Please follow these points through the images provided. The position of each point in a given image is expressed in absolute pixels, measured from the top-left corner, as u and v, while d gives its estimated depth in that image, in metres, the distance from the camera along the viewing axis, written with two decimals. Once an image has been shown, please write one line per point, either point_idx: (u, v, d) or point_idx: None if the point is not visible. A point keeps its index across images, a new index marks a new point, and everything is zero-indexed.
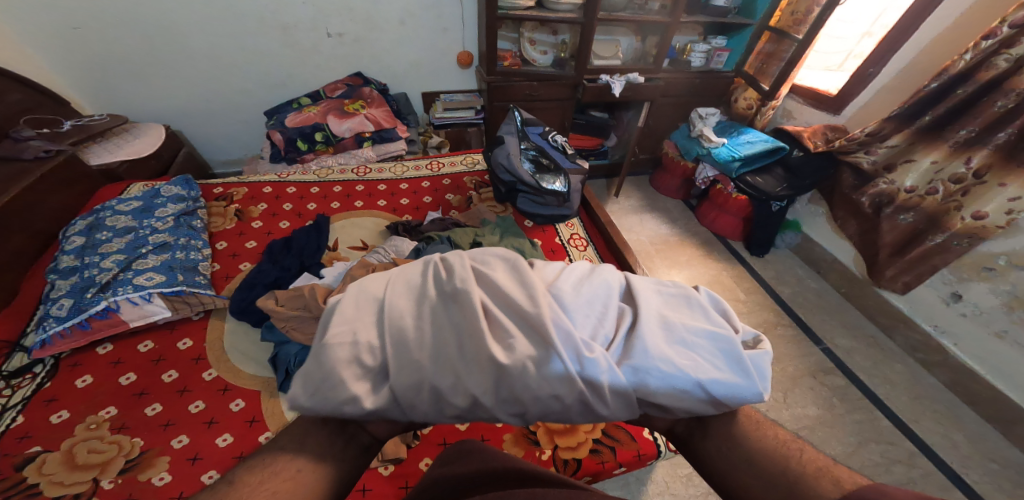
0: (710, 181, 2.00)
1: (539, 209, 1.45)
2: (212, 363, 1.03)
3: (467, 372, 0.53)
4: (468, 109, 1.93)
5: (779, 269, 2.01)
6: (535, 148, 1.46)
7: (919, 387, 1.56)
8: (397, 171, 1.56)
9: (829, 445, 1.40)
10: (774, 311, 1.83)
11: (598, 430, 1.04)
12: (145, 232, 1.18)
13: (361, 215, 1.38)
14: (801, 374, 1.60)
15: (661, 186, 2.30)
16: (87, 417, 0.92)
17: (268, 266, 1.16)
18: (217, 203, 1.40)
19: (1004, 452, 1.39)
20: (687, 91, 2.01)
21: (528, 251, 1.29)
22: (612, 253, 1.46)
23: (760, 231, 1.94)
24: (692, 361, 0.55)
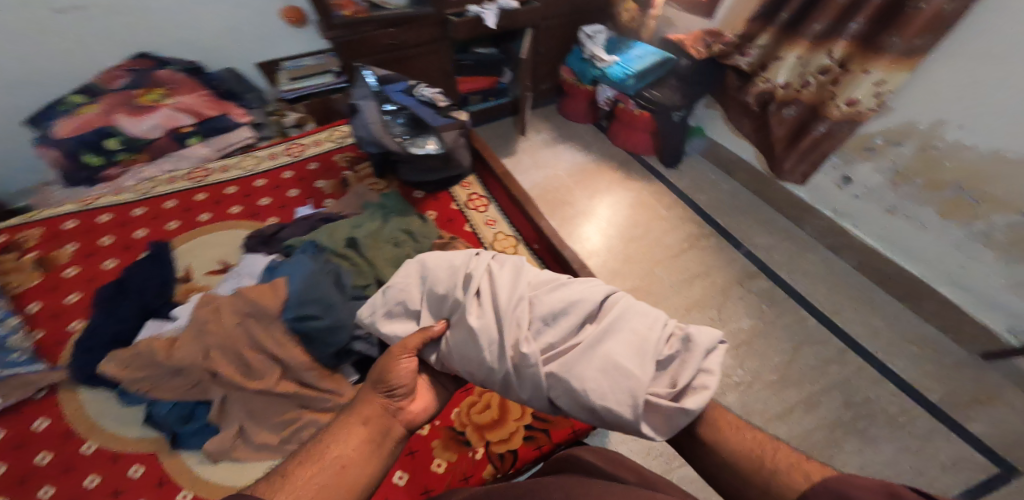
0: (612, 101, 1.90)
1: (425, 175, 1.34)
2: (85, 436, 0.90)
3: (456, 328, 0.79)
4: (325, 73, 1.71)
5: (694, 178, 2.01)
6: (404, 109, 1.28)
7: (834, 275, 1.65)
8: (246, 166, 1.39)
9: (768, 356, 1.47)
10: (696, 223, 1.85)
11: (528, 415, 1.11)
12: None
13: (217, 231, 1.22)
14: (730, 284, 1.65)
15: (569, 110, 2.17)
16: None
17: (103, 318, 0.99)
18: (5, 256, 1.14)
19: (914, 330, 1.50)
20: (569, 9, 1.82)
21: (416, 227, 1.20)
22: (515, 207, 1.41)
23: (671, 142, 1.92)
24: (606, 365, 0.71)
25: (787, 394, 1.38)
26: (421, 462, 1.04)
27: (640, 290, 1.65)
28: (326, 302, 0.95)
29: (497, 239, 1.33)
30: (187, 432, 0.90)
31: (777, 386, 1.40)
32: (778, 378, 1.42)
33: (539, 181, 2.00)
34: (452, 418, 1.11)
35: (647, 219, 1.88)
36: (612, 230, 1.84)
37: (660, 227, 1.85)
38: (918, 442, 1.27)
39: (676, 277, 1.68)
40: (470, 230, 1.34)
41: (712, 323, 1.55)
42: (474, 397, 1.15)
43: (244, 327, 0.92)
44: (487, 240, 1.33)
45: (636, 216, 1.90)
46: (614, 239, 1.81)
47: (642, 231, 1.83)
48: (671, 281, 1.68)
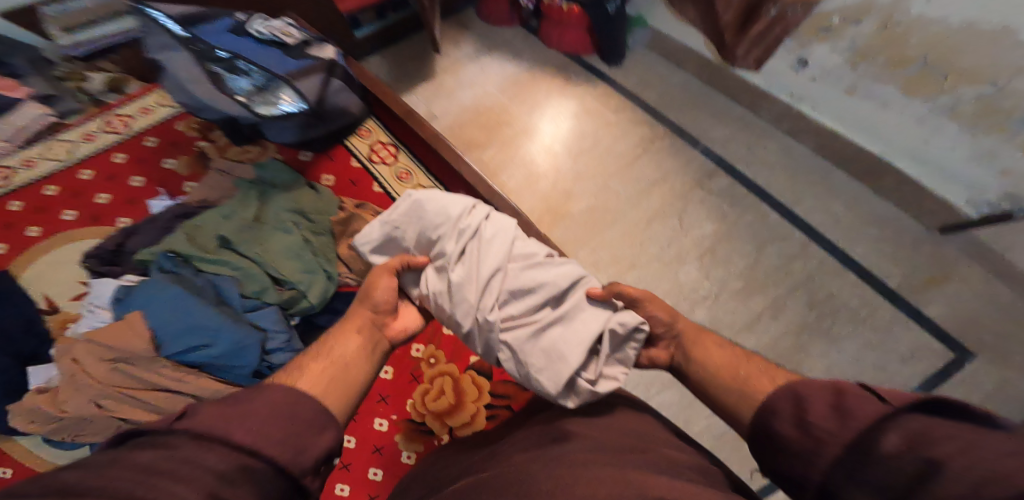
0: None
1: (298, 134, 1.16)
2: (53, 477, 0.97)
3: (433, 275, 0.97)
4: (119, 15, 1.39)
5: (643, 74, 1.78)
6: (236, 55, 1.06)
7: (794, 162, 1.56)
8: (58, 154, 1.27)
9: (732, 263, 1.44)
10: (649, 124, 1.69)
11: (483, 394, 1.21)
12: None
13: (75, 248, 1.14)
14: (689, 188, 1.56)
15: (491, 15, 1.87)
16: None
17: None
18: None
19: (872, 212, 1.46)
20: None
21: (305, 207, 1.14)
22: (431, 152, 1.30)
23: (607, 42, 1.66)
24: (544, 332, 0.89)
25: (753, 300, 1.38)
26: (390, 458, 1.12)
27: (596, 211, 1.55)
28: (212, 329, 0.96)
29: None
30: None
31: (743, 294, 1.39)
32: (744, 284, 1.40)
33: (470, 104, 1.74)
34: (410, 409, 1.18)
35: (597, 128, 1.70)
36: (558, 146, 1.66)
37: (609, 135, 1.68)
38: (878, 335, 1.31)
39: (630, 190, 1.58)
40: (382, 190, 1.24)
41: (673, 234, 1.49)
42: (427, 385, 1.21)
43: (119, 372, 0.91)
44: (404, 199, 1.24)
45: (583, 125, 1.71)
46: (563, 158, 1.65)
47: (592, 142, 1.67)
48: (626, 193, 1.57)
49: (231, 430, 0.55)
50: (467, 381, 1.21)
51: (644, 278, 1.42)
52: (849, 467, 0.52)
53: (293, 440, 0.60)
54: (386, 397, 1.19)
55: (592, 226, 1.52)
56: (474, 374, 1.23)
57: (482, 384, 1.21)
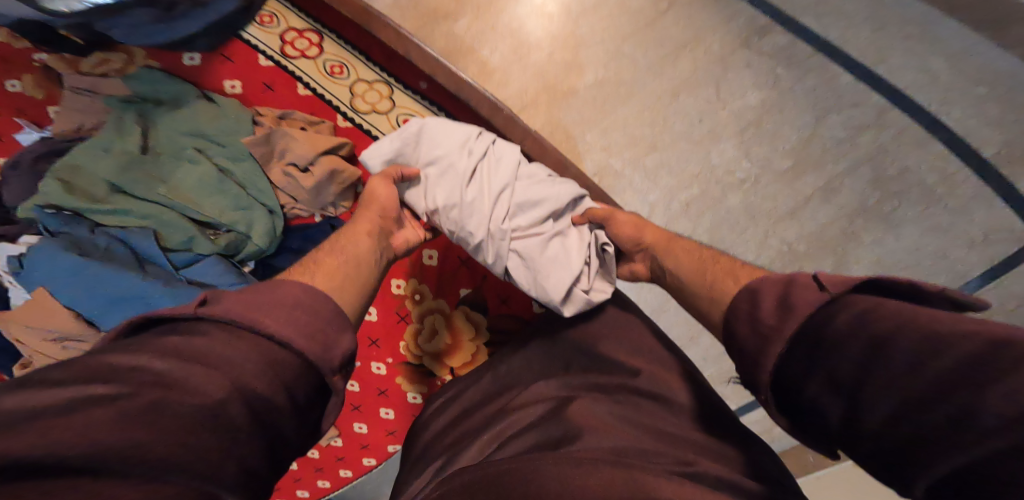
0: None
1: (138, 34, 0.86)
2: None
3: (436, 189, 0.87)
4: None
5: None
6: None
7: (883, 5, 1.07)
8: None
9: (781, 137, 1.12)
10: None
11: (481, 332, 1.13)
12: None
13: None
14: (730, 51, 1.16)
15: None
16: None
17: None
18: None
19: (995, 63, 0.99)
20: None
21: (206, 128, 0.90)
22: (369, 37, 0.99)
23: None
24: (552, 246, 0.85)
25: (802, 181, 1.11)
26: (396, 399, 1.17)
27: (607, 84, 1.22)
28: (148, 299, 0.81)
29: (357, 96, 0.98)
30: None
31: (789, 176, 1.11)
32: (791, 164, 1.11)
33: None
34: (407, 353, 1.15)
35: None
36: (553, 6, 1.25)
37: None
38: (953, 216, 1.02)
39: (649, 59, 1.21)
40: (314, 94, 0.97)
41: (707, 107, 1.16)
42: (419, 326, 1.14)
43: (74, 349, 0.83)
44: (345, 102, 0.98)
45: None
46: (560, 22, 1.25)
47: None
48: (646, 60, 1.21)
49: (244, 319, 0.47)
50: (460, 317, 1.13)
51: (670, 159, 1.18)
52: (809, 359, 0.47)
53: (316, 338, 0.51)
54: (378, 341, 1.15)
55: (603, 102, 1.22)
56: (466, 310, 1.14)
57: (476, 319, 1.13)
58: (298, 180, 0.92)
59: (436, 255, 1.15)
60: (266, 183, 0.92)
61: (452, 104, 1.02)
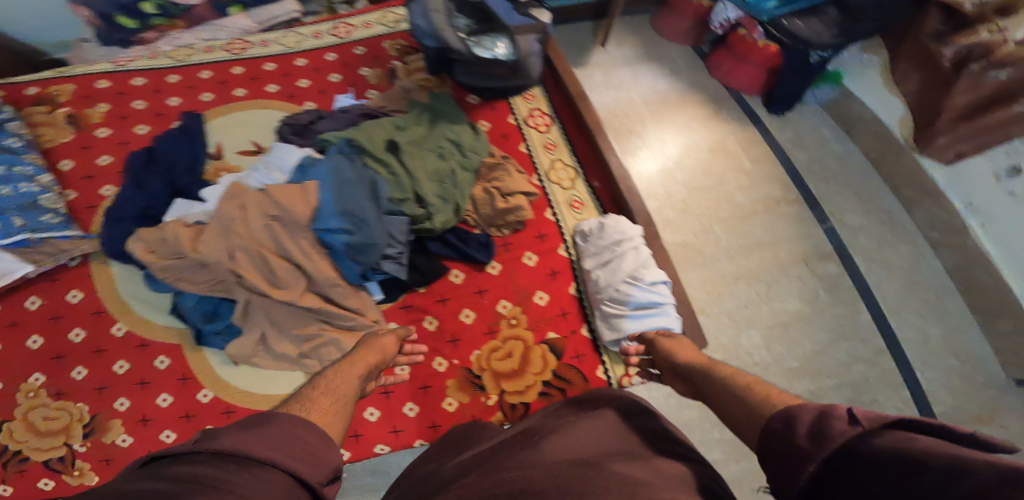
0: (730, 24, 1.74)
1: (482, 83, 1.17)
2: (118, 316, 1.07)
3: (592, 240, 1.20)
4: None
5: (801, 131, 1.79)
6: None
7: (918, 271, 1.52)
8: (289, 42, 1.24)
9: (800, 343, 1.41)
10: (783, 186, 1.69)
11: (548, 372, 1.09)
12: None
13: (247, 107, 1.15)
14: (793, 260, 1.54)
15: (665, 31, 1.96)
16: (21, 386, 0.98)
17: (134, 192, 0.97)
18: (38, 109, 1.10)
19: (972, 343, 1.41)
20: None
21: (464, 141, 1.15)
22: (580, 136, 1.34)
23: (788, 84, 1.68)
24: (629, 314, 1.11)
25: (801, 381, 1.35)
26: (435, 400, 1.05)
27: (689, 248, 1.55)
28: (358, 217, 0.94)
29: (553, 168, 1.27)
30: (210, 330, 1.03)
31: (794, 373, 1.36)
32: (799, 365, 1.38)
33: (609, 104, 1.84)
34: (473, 358, 1.09)
35: (725, 169, 1.72)
36: (679, 174, 1.70)
37: (737, 182, 1.69)
38: None
39: (738, 241, 1.57)
40: (526, 151, 1.26)
41: (757, 297, 1.48)
42: (497, 341, 1.10)
43: (268, 231, 0.94)
44: (542, 167, 1.27)
45: (712, 163, 1.74)
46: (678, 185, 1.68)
47: (714, 183, 1.68)
48: (727, 244, 1.57)
49: (246, 449, 0.46)
50: (536, 352, 1.10)
51: (711, 326, 1.41)
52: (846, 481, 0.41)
53: (315, 463, 0.52)
54: (458, 341, 1.10)
55: (683, 260, 1.52)
56: (545, 348, 1.12)
57: (548, 359, 1.11)
58: (494, 199, 1.15)
59: (547, 298, 1.16)
60: (470, 196, 1.14)
61: (613, 207, 1.28)
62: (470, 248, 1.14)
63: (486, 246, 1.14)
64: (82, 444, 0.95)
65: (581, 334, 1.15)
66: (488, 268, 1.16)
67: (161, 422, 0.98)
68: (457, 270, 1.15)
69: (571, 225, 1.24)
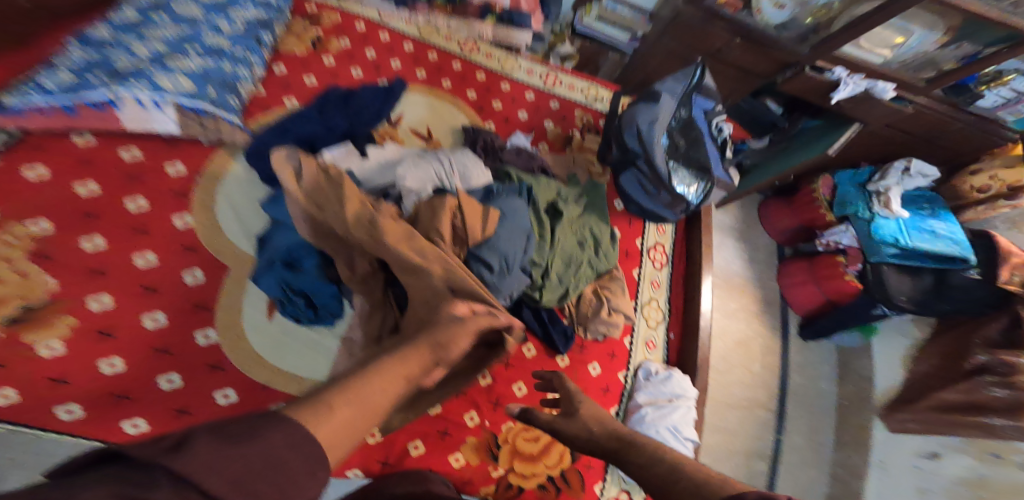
0: (833, 248, 1.74)
1: (641, 196, 1.22)
2: (192, 210, 1.00)
3: (651, 377, 1.19)
4: (625, 30, 1.38)
5: (808, 359, 1.93)
6: (682, 120, 1.21)
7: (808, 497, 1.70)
8: (506, 65, 1.35)
9: None
10: (769, 394, 1.84)
11: (558, 469, 1.08)
12: (201, 28, 1.08)
13: (444, 100, 1.27)
14: (739, 452, 1.72)
15: (772, 215, 2.06)
16: (14, 226, 0.86)
17: (312, 116, 1.05)
18: (301, 21, 1.24)
19: None
20: (925, 132, 1.54)
21: (604, 243, 1.16)
22: (682, 288, 1.37)
23: (831, 320, 1.76)
24: None
25: None
26: (445, 447, 1.02)
27: None
28: (506, 260, 0.95)
29: (647, 304, 1.30)
30: (276, 274, 0.93)
31: None
32: None
33: None
34: (501, 427, 1.07)
35: (739, 362, 1.86)
36: None
37: (739, 376, 1.84)
38: None
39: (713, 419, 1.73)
40: (636, 276, 1.31)
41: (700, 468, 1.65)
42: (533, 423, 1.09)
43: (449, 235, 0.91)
44: (640, 297, 1.30)
45: (731, 354, 1.87)
46: None
47: (726, 367, 1.83)
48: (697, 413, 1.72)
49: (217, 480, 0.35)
50: (557, 447, 1.09)
51: None
52: None
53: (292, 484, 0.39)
54: (498, 405, 1.09)
55: None
56: (566, 447, 1.10)
57: (564, 458, 1.09)
58: (600, 306, 1.17)
59: None
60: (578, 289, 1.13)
61: (677, 364, 1.29)
62: (554, 333, 1.15)
63: (568, 339, 1.15)
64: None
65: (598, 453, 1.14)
66: (558, 358, 1.17)
67: (120, 345, 0.85)
68: (532, 345, 1.17)
69: (638, 361, 1.23)
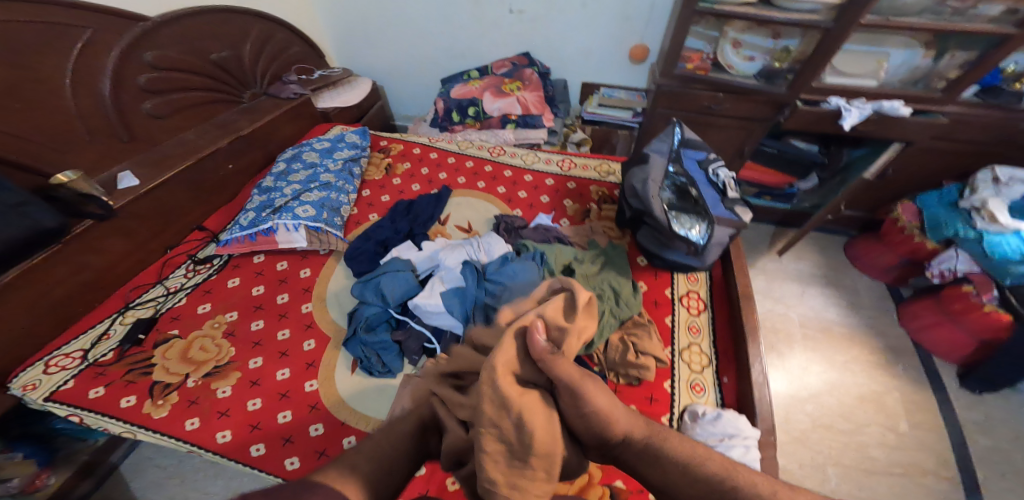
0: (955, 276, 1.56)
1: (662, 249, 1.31)
2: (313, 298, 1.18)
3: (693, 416, 1.06)
4: (626, 109, 1.71)
5: (993, 416, 1.49)
6: (685, 176, 1.33)
7: None
8: (527, 159, 1.58)
9: None
10: (942, 460, 1.40)
11: None
12: (319, 170, 1.40)
13: (476, 196, 1.46)
14: None
15: (865, 255, 1.87)
16: (215, 316, 1.13)
17: (386, 225, 1.31)
18: (377, 154, 1.58)
19: None
20: (990, 137, 1.52)
21: (623, 291, 1.20)
22: (726, 331, 1.28)
23: (994, 366, 1.45)
24: None
25: None
26: None
27: (806, 466, 1.39)
28: None
29: (688, 349, 1.21)
30: (362, 340, 1.05)
31: None
32: None
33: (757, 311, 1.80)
34: None
35: (871, 419, 1.48)
36: (808, 406, 1.52)
37: (878, 436, 1.45)
38: None
39: (856, 492, 1.34)
40: (669, 324, 1.25)
41: None
42: None
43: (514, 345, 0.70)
44: (677, 343, 1.22)
45: (855, 410, 1.51)
46: (808, 414, 1.50)
47: (851, 427, 1.47)
48: (837, 487, 1.35)
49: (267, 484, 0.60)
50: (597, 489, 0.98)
51: None
52: None
53: None
54: None
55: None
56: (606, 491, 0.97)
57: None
58: (627, 350, 1.12)
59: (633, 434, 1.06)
60: (605, 339, 1.14)
61: (737, 407, 1.11)
62: None
63: None
64: (195, 381, 1.02)
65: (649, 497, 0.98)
66: None
67: (261, 390, 1.01)
68: None
69: (683, 404, 1.10)
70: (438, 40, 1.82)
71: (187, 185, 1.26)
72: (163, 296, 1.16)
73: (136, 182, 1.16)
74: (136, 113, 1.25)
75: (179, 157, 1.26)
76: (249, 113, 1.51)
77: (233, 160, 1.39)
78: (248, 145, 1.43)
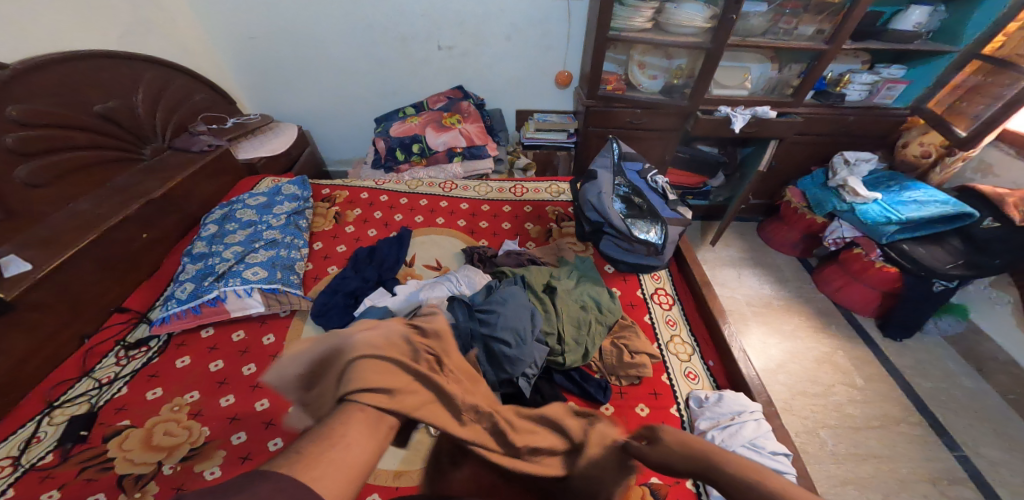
0: (844, 242, 1.81)
1: (624, 255, 1.35)
2: None
3: (700, 400, 1.08)
4: (561, 131, 1.81)
5: (922, 359, 1.70)
6: (628, 185, 1.42)
7: None
8: (480, 191, 1.58)
9: None
10: (903, 406, 1.55)
11: None
12: (261, 227, 1.27)
13: (437, 233, 1.41)
14: (917, 478, 1.38)
15: (776, 238, 2.12)
16: (173, 398, 0.95)
17: (351, 276, 1.20)
18: (322, 204, 1.48)
19: None
20: (832, 131, 1.86)
21: (602, 301, 1.19)
22: (699, 320, 1.33)
23: (903, 312, 1.67)
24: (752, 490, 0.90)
25: None
26: None
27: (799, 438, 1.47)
28: (519, 333, 0.98)
29: (672, 342, 1.23)
30: None
31: None
32: None
33: None
34: None
35: (833, 380, 1.63)
36: (781, 376, 1.64)
37: (846, 394, 1.59)
38: None
39: (846, 448, 1.44)
40: (649, 322, 1.27)
41: None
42: None
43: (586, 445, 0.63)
44: (662, 338, 1.24)
45: (819, 373, 1.66)
46: (783, 385, 1.61)
47: (822, 389, 1.60)
48: (835, 449, 1.45)
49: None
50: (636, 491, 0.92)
51: None
52: None
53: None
54: None
55: (822, 477, 1.38)
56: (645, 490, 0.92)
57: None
58: (622, 353, 1.12)
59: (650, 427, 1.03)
60: (598, 347, 1.13)
61: (732, 388, 1.15)
62: (591, 388, 1.05)
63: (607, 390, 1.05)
64: (171, 467, 0.84)
65: (686, 487, 0.94)
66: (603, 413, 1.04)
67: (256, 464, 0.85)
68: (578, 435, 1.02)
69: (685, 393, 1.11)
70: (366, 78, 1.81)
71: (94, 262, 1.06)
72: (95, 388, 0.96)
73: (27, 266, 0.95)
74: (6, 180, 1.04)
75: (78, 232, 1.06)
76: (157, 174, 1.33)
77: (147, 228, 1.20)
78: (164, 209, 1.25)
